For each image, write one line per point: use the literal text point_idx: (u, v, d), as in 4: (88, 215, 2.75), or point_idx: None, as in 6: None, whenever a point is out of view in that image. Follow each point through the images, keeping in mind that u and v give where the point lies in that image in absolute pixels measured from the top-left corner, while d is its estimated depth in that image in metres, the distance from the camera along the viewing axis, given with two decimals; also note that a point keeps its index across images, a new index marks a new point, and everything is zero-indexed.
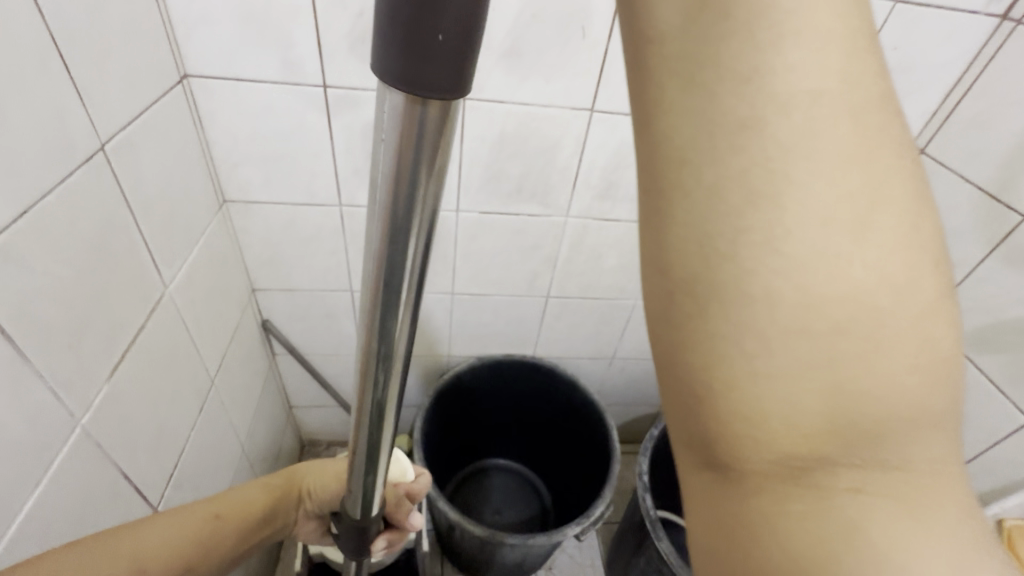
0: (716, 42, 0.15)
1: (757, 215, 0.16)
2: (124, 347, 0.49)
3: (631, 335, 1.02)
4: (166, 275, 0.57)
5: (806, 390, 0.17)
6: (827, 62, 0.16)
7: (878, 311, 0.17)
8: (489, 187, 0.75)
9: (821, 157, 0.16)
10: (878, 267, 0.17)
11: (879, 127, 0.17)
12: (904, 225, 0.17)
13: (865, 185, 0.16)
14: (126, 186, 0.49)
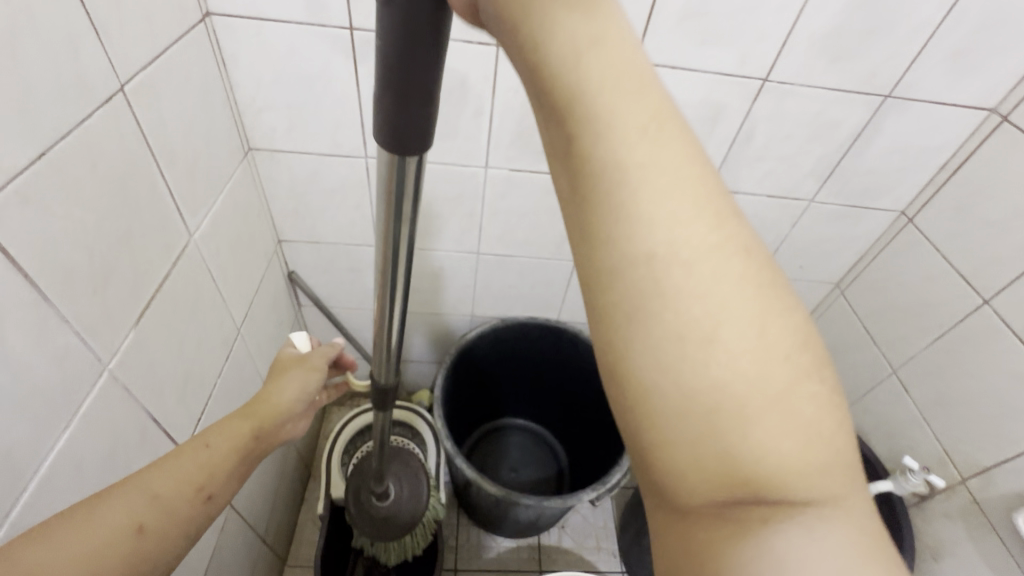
0: (596, 220, 0.24)
1: (644, 332, 0.24)
2: (149, 295, 0.50)
3: None
4: (190, 224, 0.56)
5: (707, 449, 0.24)
6: (669, 222, 0.23)
7: (745, 391, 0.23)
8: (520, 143, 0.71)
9: (674, 292, 0.23)
10: (733, 360, 0.23)
11: (720, 262, 0.24)
12: (751, 331, 0.24)
13: (712, 304, 0.24)
14: (148, 131, 0.48)
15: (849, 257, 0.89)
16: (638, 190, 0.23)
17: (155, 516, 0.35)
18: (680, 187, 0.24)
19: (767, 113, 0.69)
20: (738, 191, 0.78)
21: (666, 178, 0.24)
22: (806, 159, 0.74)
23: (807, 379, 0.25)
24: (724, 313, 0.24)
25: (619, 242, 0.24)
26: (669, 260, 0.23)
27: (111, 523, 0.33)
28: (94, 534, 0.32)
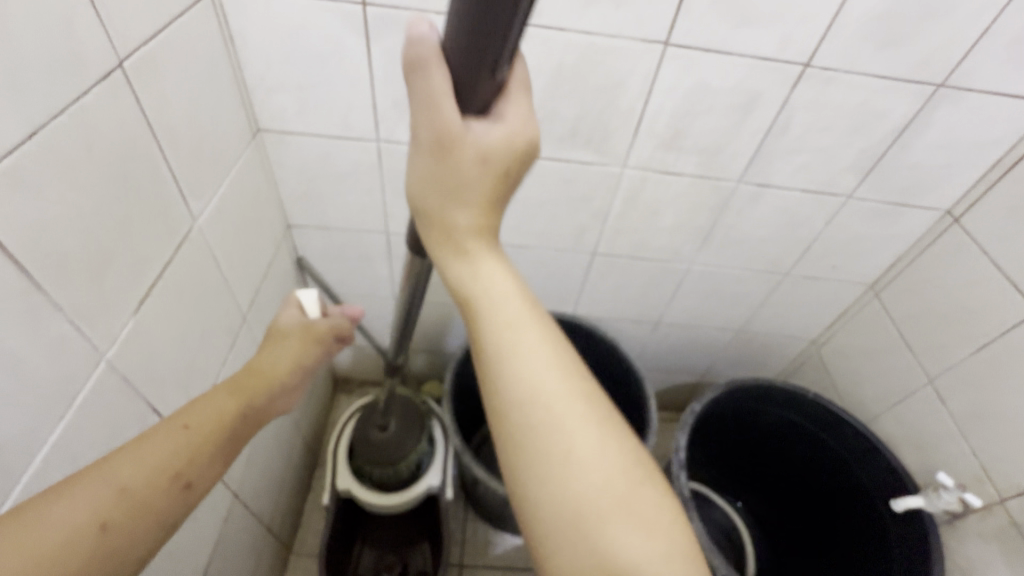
0: (493, 403, 0.35)
1: (525, 465, 0.33)
2: (150, 283, 0.48)
3: (682, 300, 0.95)
4: (194, 209, 0.54)
5: (574, 554, 0.31)
6: (536, 368, 0.35)
7: (597, 506, 0.32)
8: (540, 129, 0.67)
9: (539, 436, 0.33)
10: (585, 484, 0.32)
11: (573, 398, 0.34)
12: (600, 444, 0.34)
13: (564, 441, 0.33)
14: (148, 110, 0.45)
15: (885, 258, 0.84)
16: (512, 359, 0.35)
17: (122, 510, 0.32)
18: (543, 348, 0.35)
19: (806, 103, 0.64)
20: (770, 185, 0.74)
21: (531, 352, 0.35)
22: (846, 153, 0.69)
23: (647, 486, 0.34)
24: (578, 441, 0.33)
25: (502, 400, 0.35)
26: (539, 402, 0.34)
27: (71, 519, 0.30)
28: (53, 530, 0.29)
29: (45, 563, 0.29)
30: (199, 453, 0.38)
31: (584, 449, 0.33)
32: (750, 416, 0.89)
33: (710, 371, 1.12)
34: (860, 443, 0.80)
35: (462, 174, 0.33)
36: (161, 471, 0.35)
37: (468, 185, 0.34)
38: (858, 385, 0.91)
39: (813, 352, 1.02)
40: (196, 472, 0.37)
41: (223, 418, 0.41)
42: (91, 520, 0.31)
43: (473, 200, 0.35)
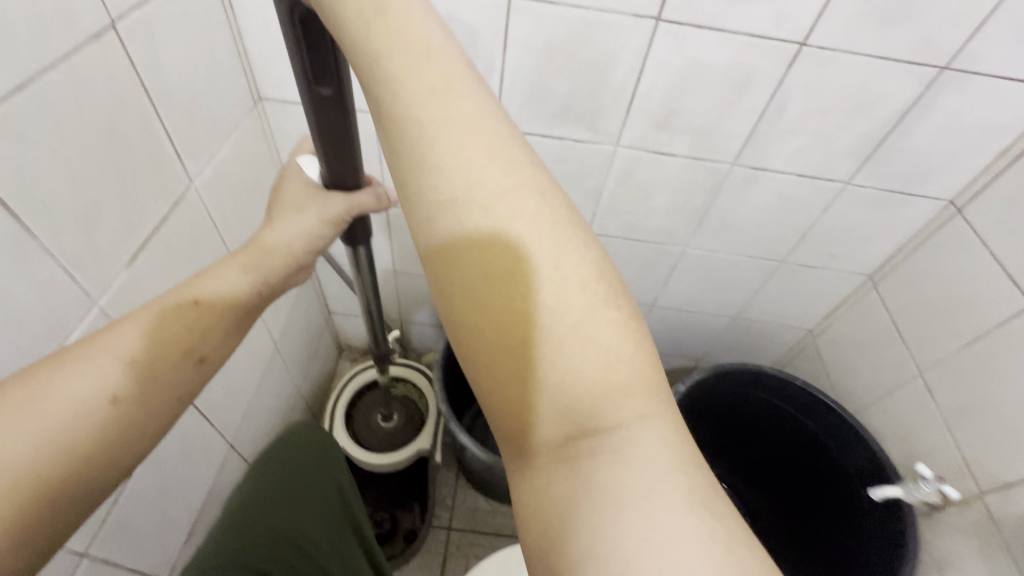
0: (414, 166, 0.30)
1: (452, 244, 0.30)
2: (143, 238, 0.51)
3: (676, 283, 0.94)
4: (190, 169, 0.57)
5: (504, 326, 0.29)
6: (456, 130, 0.30)
7: (534, 273, 0.30)
8: (533, 104, 0.68)
9: (468, 207, 0.30)
10: (523, 256, 0.30)
11: (502, 165, 0.30)
12: (536, 215, 0.30)
13: (497, 211, 0.30)
14: (140, 71, 0.47)
15: (885, 248, 0.82)
16: (429, 118, 0.30)
17: (133, 382, 0.35)
18: (466, 112, 0.30)
19: (803, 83, 0.63)
20: (765, 168, 0.73)
21: (453, 110, 0.30)
22: (845, 136, 0.68)
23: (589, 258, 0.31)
24: (512, 209, 0.30)
25: (428, 168, 0.30)
26: (469, 171, 0.30)
27: (85, 389, 0.33)
28: (71, 399, 0.32)
29: (66, 430, 0.32)
30: (204, 332, 0.39)
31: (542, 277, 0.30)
32: (738, 400, 0.89)
33: (705, 356, 1.12)
34: (844, 430, 0.80)
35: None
36: (164, 349, 0.37)
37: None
38: (848, 376, 0.90)
39: (809, 342, 1.00)
40: (206, 347, 0.39)
41: (235, 299, 0.42)
42: (104, 391, 0.34)
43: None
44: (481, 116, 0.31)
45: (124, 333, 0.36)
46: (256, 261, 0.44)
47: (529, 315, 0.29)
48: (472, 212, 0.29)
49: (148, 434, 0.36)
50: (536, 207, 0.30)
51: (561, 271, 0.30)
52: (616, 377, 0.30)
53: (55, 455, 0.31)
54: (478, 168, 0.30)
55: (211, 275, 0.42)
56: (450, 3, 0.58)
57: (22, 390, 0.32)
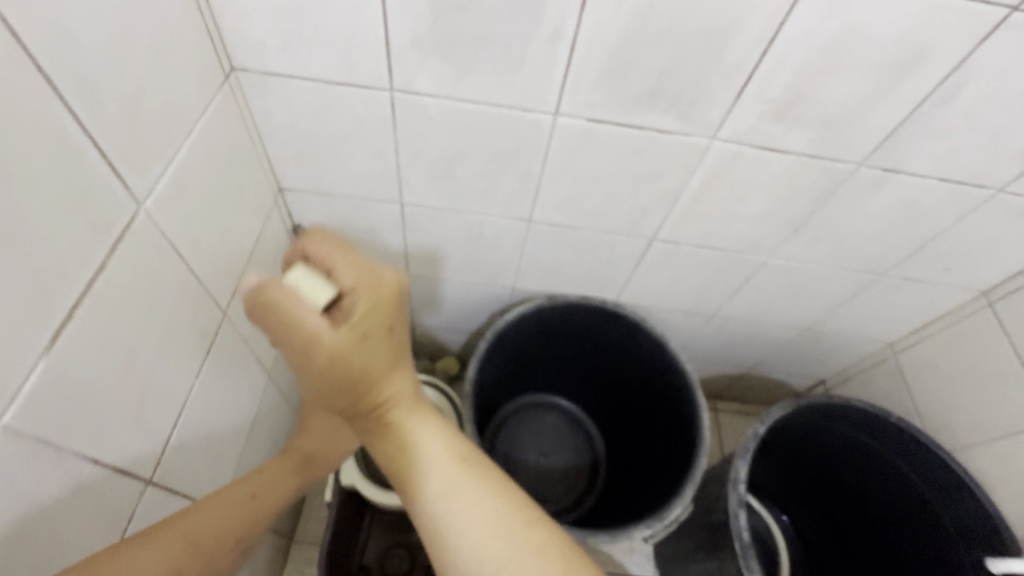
0: (390, 457, 0.40)
1: (408, 474, 0.39)
2: (68, 304, 0.34)
3: (746, 294, 0.79)
4: (138, 189, 0.39)
5: (445, 530, 0.36)
6: (419, 426, 0.40)
7: (463, 504, 0.36)
8: (611, 86, 0.50)
9: (427, 444, 0.39)
10: (452, 487, 0.37)
11: (441, 428, 0.40)
12: (467, 460, 0.39)
13: (441, 448, 0.39)
14: (32, 45, 0.29)
15: (1015, 264, 0.67)
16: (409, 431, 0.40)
17: (236, 523, 0.44)
18: (427, 412, 0.41)
19: (992, 63, 0.45)
20: (900, 171, 0.56)
21: (413, 415, 0.40)
22: (1021, 134, 0.51)
23: (514, 491, 0.38)
24: (445, 463, 0.38)
25: (390, 451, 0.40)
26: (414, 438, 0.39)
27: (210, 529, 0.42)
28: (199, 533, 0.41)
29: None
30: (246, 524, 0.45)
31: (501, 564, 0.34)
32: (812, 432, 0.76)
33: (760, 365, 0.99)
34: (948, 480, 0.67)
35: (372, 318, 0.36)
36: (222, 534, 0.43)
37: (368, 325, 0.36)
38: (946, 407, 0.77)
39: (889, 357, 0.87)
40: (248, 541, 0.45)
41: (275, 493, 0.49)
42: (183, 550, 0.39)
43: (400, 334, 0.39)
44: (426, 410, 0.41)
45: (194, 517, 0.42)
46: (297, 469, 0.52)
47: (458, 527, 0.35)
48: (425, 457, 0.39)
49: None
50: (467, 450, 0.39)
51: (484, 488, 0.37)
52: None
53: (224, 542, 0.43)
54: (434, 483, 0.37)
55: (263, 475, 0.49)
56: None
57: (133, 544, 0.37)
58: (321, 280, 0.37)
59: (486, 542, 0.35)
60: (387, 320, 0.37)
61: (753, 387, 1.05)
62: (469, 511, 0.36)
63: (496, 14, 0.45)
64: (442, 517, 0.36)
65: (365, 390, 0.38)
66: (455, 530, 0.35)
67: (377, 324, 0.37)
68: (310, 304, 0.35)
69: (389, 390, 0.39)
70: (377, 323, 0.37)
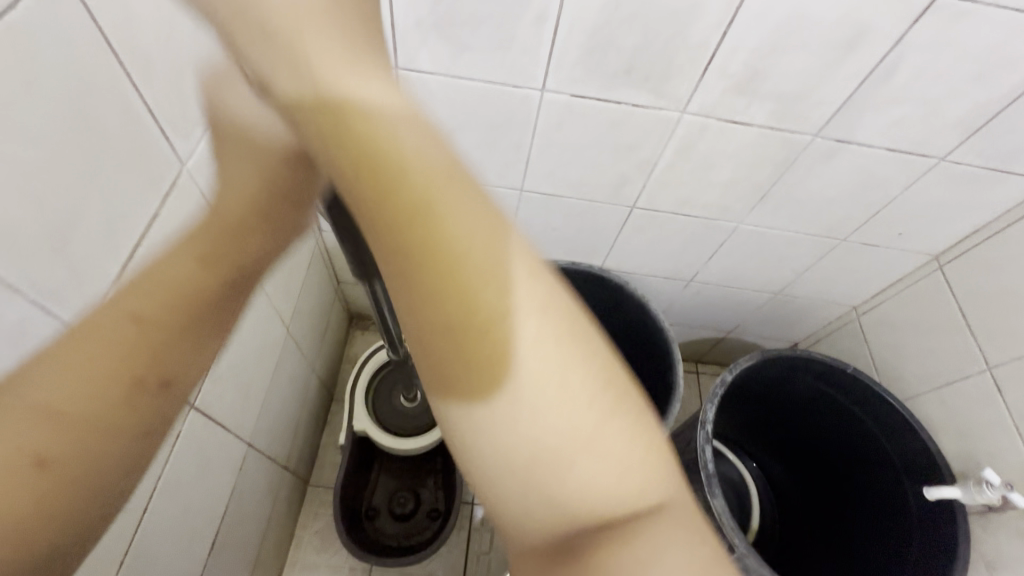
0: (401, 258, 0.22)
1: (441, 335, 0.22)
2: (132, 244, 0.41)
3: (721, 259, 0.86)
4: (182, 151, 0.46)
5: (494, 453, 0.22)
6: (449, 209, 0.22)
7: (519, 380, 0.22)
8: (591, 63, 0.56)
9: (466, 244, 0.22)
10: (519, 359, 0.22)
11: (469, 194, 0.23)
12: (537, 280, 0.23)
13: (462, 258, 0.22)
14: (107, 26, 0.36)
15: (961, 228, 0.74)
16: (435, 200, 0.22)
17: (136, 345, 0.30)
18: (449, 172, 0.23)
19: (924, 41, 0.51)
20: (851, 141, 0.63)
21: (448, 190, 0.22)
22: (954, 107, 0.58)
23: (591, 327, 0.24)
24: (481, 275, 0.22)
25: (402, 252, 0.22)
26: (419, 202, 0.22)
27: (76, 384, 0.28)
28: (55, 400, 0.27)
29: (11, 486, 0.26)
30: (148, 346, 0.31)
31: (547, 391, 0.22)
32: (778, 384, 0.84)
33: (737, 329, 1.07)
34: (895, 421, 0.75)
35: (322, 122, 0.24)
36: (106, 371, 0.29)
37: (302, 114, 0.24)
38: (900, 362, 0.85)
39: (853, 319, 0.94)
40: (178, 372, 0.32)
41: (208, 259, 0.34)
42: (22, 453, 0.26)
43: (356, 34, 0.25)
44: (453, 178, 0.23)
45: (53, 368, 0.28)
46: (222, 235, 0.35)
47: (511, 422, 0.22)
48: (456, 277, 0.22)
49: (119, 465, 0.30)
50: (527, 286, 0.23)
51: (548, 328, 0.23)
52: (640, 486, 0.23)
53: (93, 413, 0.29)
54: (462, 219, 0.22)
55: (166, 263, 0.33)
56: None
57: (5, 400, 0.26)
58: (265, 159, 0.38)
59: (537, 352, 0.22)
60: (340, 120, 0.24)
61: (731, 350, 1.13)
62: (528, 351, 0.22)
63: None
64: (464, 432, 0.23)
65: (336, 140, 0.23)
66: (496, 441, 0.22)
67: (272, 195, 0.37)
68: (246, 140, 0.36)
69: (397, 171, 0.22)
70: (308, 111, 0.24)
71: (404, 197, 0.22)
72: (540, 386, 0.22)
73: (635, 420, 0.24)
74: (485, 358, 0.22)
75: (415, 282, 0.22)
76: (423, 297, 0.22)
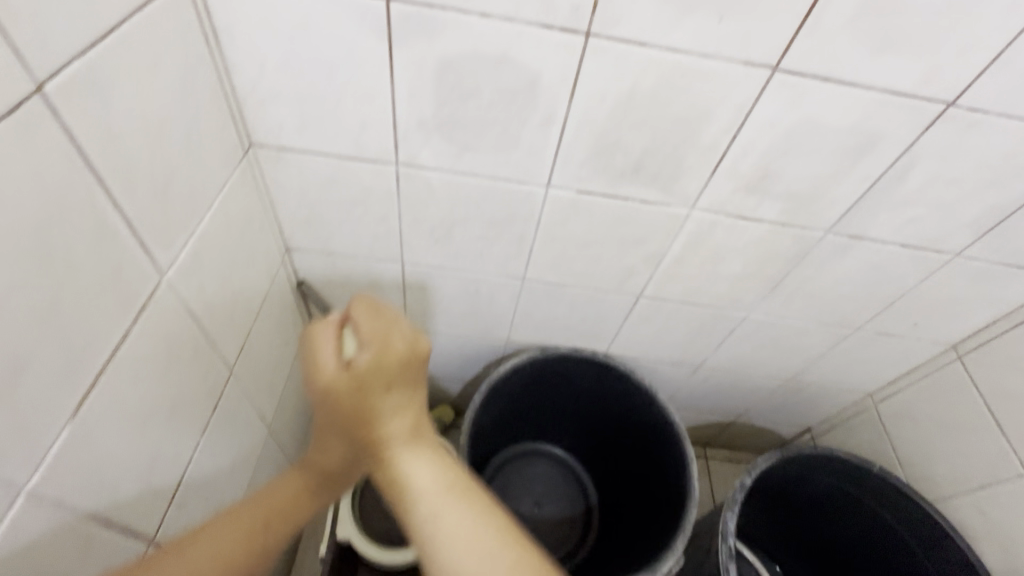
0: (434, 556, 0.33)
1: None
2: (94, 373, 0.36)
3: (730, 347, 0.83)
4: (162, 261, 0.42)
5: None
6: (486, 554, 0.32)
7: None
8: (597, 162, 0.55)
9: (468, 552, 0.32)
10: (492, 568, 0.31)
11: (480, 509, 0.34)
12: (511, 551, 0.32)
13: (495, 544, 0.32)
14: (85, 143, 0.33)
15: (977, 321, 0.72)
16: (439, 514, 0.34)
17: (246, 547, 0.38)
18: (449, 473, 0.36)
19: (936, 148, 0.51)
20: (863, 238, 0.61)
21: (462, 519, 0.33)
22: (968, 208, 0.57)
23: (533, 558, 0.33)
24: (492, 566, 0.31)
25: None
26: (430, 508, 0.34)
27: (212, 552, 0.37)
28: (191, 572, 0.35)
29: (231, 554, 0.37)
30: (262, 550, 0.39)
31: (481, 571, 0.31)
32: (799, 484, 0.78)
33: (747, 414, 1.02)
34: (932, 530, 0.69)
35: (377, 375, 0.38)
36: (228, 563, 0.37)
37: (368, 379, 0.38)
38: (926, 457, 0.80)
39: (869, 407, 0.90)
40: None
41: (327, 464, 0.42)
42: (231, 561, 0.37)
43: (369, 318, 0.40)
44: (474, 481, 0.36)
45: (198, 546, 0.37)
46: (321, 478, 0.42)
47: None
48: (454, 574, 0.32)
49: None
50: (505, 569, 0.31)
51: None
52: None
53: (235, 551, 0.38)
54: (414, 477, 0.36)
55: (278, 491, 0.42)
56: (508, 42, 0.45)
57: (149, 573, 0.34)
58: (354, 340, 0.40)
59: (474, 548, 0.32)
60: (389, 381, 0.38)
61: (741, 434, 1.07)
62: (450, 519, 0.34)
63: (495, 102, 0.50)
64: None
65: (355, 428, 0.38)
66: None
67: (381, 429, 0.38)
68: (337, 356, 0.39)
69: (371, 409, 0.38)
70: (379, 379, 0.38)
71: (375, 433, 0.38)
72: None
73: (546, 569, 0.32)
74: (432, 538, 0.33)
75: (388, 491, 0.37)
76: (400, 508, 0.36)
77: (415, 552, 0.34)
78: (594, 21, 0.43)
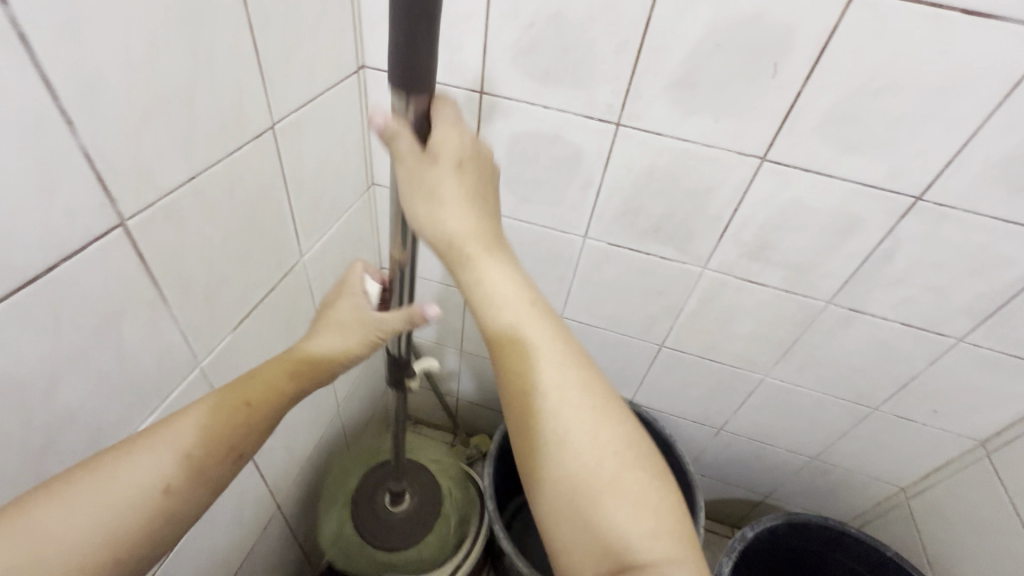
0: (554, 420, 0.38)
1: (585, 456, 0.37)
2: (252, 306, 0.55)
3: (749, 411, 0.88)
4: (303, 246, 0.62)
5: (625, 512, 0.35)
6: (593, 404, 0.38)
7: (603, 461, 0.37)
8: (624, 221, 0.69)
9: (579, 431, 0.37)
10: (617, 449, 0.37)
11: (597, 392, 0.39)
12: (611, 406, 0.39)
13: (601, 410, 0.38)
14: (286, 162, 0.53)
15: (1002, 417, 0.73)
16: (541, 342, 0.39)
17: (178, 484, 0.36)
18: (547, 321, 0.40)
19: (913, 235, 0.60)
20: (864, 311, 0.69)
21: (573, 382, 0.38)
22: (960, 294, 0.63)
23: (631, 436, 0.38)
24: (603, 416, 0.38)
25: (543, 423, 0.38)
26: (544, 389, 0.38)
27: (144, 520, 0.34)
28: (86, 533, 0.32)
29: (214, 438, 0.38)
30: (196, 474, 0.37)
31: (614, 445, 0.37)
32: (809, 558, 0.79)
33: (775, 493, 1.02)
34: None
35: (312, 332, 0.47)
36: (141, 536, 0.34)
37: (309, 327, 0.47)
38: (955, 557, 0.78)
39: (902, 502, 0.88)
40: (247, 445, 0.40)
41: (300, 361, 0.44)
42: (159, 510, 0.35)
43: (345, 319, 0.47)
44: (578, 367, 0.39)
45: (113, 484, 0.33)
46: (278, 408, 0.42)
47: (607, 506, 0.35)
48: (577, 464, 0.36)
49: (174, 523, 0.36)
50: (600, 424, 0.37)
51: (600, 431, 0.37)
52: None
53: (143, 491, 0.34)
54: (539, 351, 0.39)
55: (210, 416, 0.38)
56: (560, 126, 0.63)
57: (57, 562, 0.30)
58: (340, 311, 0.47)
59: (585, 436, 0.37)
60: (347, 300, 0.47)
61: None
62: (575, 420, 0.37)
63: (548, 167, 0.67)
64: (599, 493, 0.36)
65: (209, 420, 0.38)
66: (607, 508, 0.35)
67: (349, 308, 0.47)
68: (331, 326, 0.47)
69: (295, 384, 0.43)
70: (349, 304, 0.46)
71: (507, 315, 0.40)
72: (621, 462, 0.37)
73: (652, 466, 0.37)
74: (555, 424, 0.37)
75: (512, 375, 0.39)
76: (527, 423, 0.39)
77: (540, 423, 0.38)
78: (623, 115, 0.60)
